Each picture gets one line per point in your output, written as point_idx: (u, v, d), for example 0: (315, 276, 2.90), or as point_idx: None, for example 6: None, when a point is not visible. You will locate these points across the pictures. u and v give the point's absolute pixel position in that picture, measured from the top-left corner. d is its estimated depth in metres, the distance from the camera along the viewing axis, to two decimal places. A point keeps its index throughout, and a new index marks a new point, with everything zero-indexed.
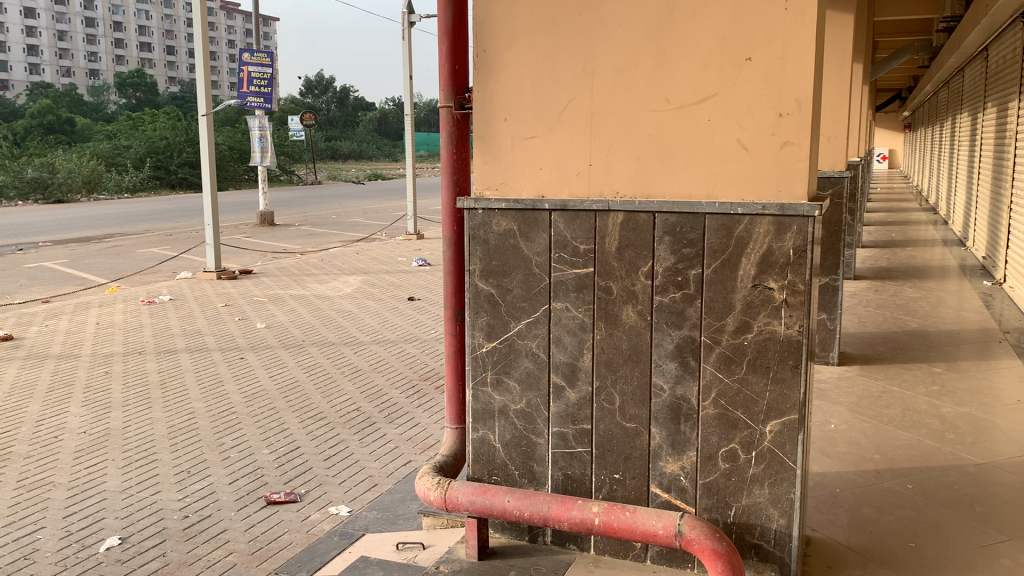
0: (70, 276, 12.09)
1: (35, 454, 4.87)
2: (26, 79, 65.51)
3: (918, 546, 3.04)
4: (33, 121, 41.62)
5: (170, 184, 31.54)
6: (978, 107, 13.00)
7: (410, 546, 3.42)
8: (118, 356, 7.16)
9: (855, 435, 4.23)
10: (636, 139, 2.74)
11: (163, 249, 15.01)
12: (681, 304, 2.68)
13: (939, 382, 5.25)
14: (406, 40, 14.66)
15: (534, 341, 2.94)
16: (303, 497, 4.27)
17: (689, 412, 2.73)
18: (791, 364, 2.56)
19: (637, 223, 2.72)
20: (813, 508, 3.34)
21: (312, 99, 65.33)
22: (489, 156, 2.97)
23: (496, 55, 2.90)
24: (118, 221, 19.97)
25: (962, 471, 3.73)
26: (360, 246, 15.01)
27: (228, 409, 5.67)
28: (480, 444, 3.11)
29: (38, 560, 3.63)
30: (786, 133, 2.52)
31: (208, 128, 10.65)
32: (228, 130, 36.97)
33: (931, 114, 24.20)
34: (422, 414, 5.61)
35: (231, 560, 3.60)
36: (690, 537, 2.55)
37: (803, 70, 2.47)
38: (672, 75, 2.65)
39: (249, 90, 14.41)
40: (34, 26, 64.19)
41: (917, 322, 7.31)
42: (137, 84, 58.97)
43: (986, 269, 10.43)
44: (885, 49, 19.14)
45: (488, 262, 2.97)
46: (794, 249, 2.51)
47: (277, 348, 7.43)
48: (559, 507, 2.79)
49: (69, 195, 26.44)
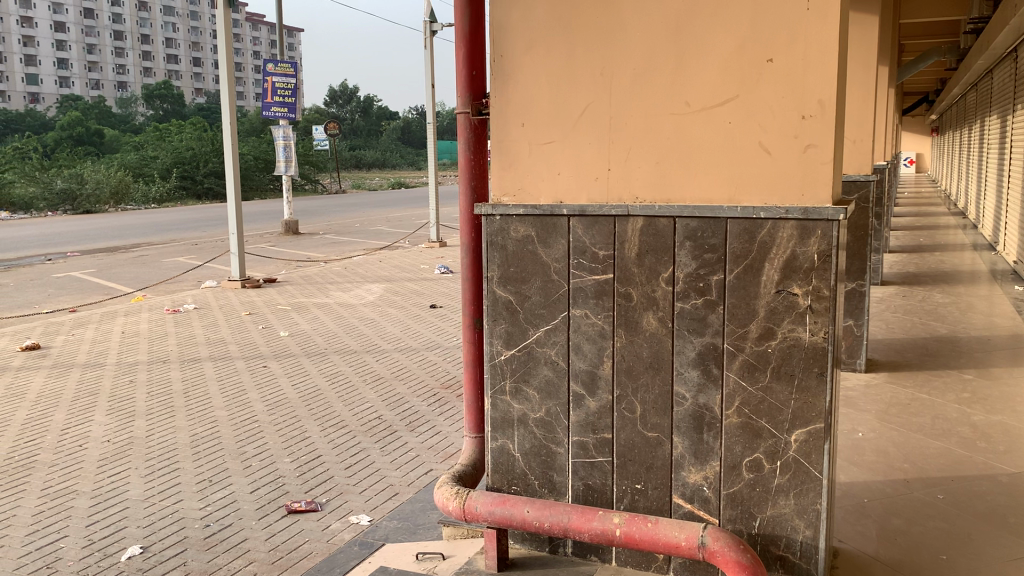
0: (97, 285, 12.26)
1: (60, 463, 4.91)
2: (56, 92, 66.75)
3: (949, 558, 2.95)
4: (63, 133, 42.60)
5: (196, 194, 31.95)
6: (1008, 110, 12.75)
7: (430, 556, 3.39)
8: (142, 364, 7.23)
9: (883, 444, 4.13)
10: (657, 144, 2.69)
11: (188, 259, 15.15)
12: (702, 310, 2.63)
13: (970, 389, 5.12)
14: (428, 49, 14.76)
15: (553, 349, 2.90)
16: (324, 506, 4.25)
17: (712, 421, 2.68)
18: (817, 371, 2.50)
19: (658, 228, 2.67)
20: (841, 519, 3.26)
21: (335, 108, 66.01)
22: (507, 163, 2.95)
23: (513, 61, 2.88)
24: (146, 231, 20.24)
25: (995, 481, 3.62)
26: (382, 255, 15.05)
27: (250, 418, 5.69)
28: (499, 454, 3.08)
29: (60, 568, 3.64)
30: (809, 136, 2.47)
31: (231, 138, 10.69)
32: (253, 140, 37.41)
33: (959, 116, 23.79)
34: (443, 422, 5.59)
35: (252, 569, 3.60)
36: (713, 549, 2.49)
37: (825, 70, 2.42)
38: (690, 78, 2.61)
39: (274, 100, 14.57)
40: (64, 41, 65.85)
41: (946, 328, 7.16)
42: (164, 96, 60.01)
43: (1018, 274, 10.21)
44: (911, 52, 18.90)
45: (506, 269, 2.94)
46: (818, 254, 2.45)
47: (299, 356, 7.45)
48: (579, 518, 2.73)
49: (97, 206, 26.90)
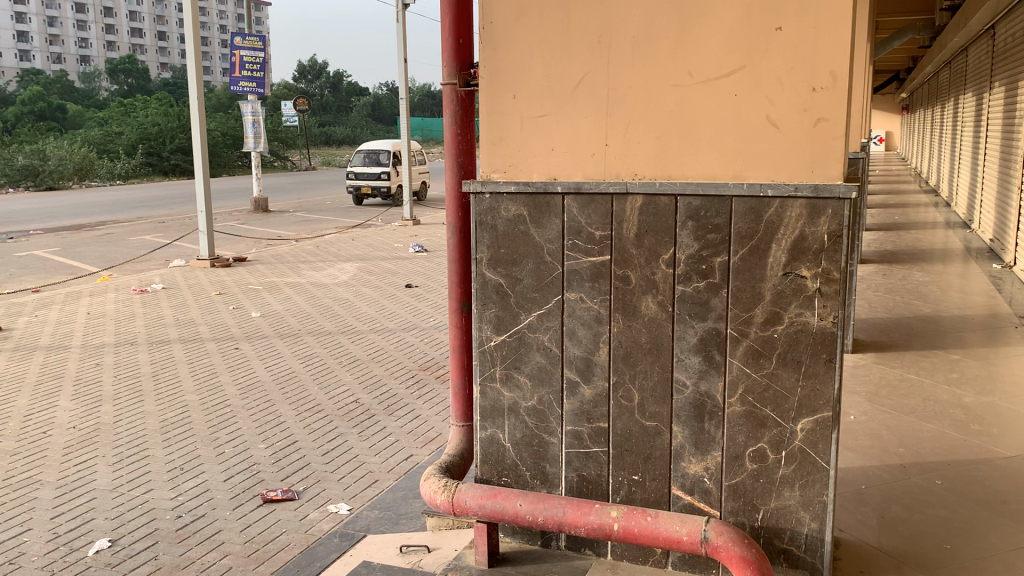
0: (61, 264, 11.86)
1: (22, 452, 4.68)
2: (16, 66, 64.49)
3: (953, 548, 2.88)
4: (24, 108, 41.28)
5: (163, 171, 31.23)
6: (984, 87, 12.71)
7: (414, 549, 3.24)
8: (109, 346, 6.96)
9: (876, 427, 4.07)
10: (657, 118, 2.54)
11: (156, 237, 14.76)
12: (705, 294, 2.50)
13: (957, 369, 5.09)
14: (400, 23, 14.45)
15: (546, 335, 2.75)
16: (301, 495, 4.09)
17: (714, 409, 2.55)
18: (825, 358, 2.38)
19: (658, 207, 2.52)
20: (840, 507, 3.18)
21: (305, 84, 65.01)
22: (497, 137, 2.77)
23: (504, 28, 2.69)
24: (110, 209, 19.70)
25: (992, 465, 3.57)
26: (355, 232, 14.80)
27: (222, 402, 5.49)
28: (488, 444, 2.93)
29: (23, 564, 3.44)
30: (820, 110, 2.33)
31: (199, 112, 10.32)
32: (221, 115, 36.67)
33: (930, 94, 23.92)
34: (422, 406, 5.43)
35: (227, 562, 3.43)
36: (717, 544, 2.37)
37: (838, 39, 2.28)
38: (694, 45, 2.45)
39: (241, 75, 14.15)
40: (23, 13, 63.89)
41: (929, 307, 7.13)
42: (128, 70, 58.68)
43: (993, 252, 10.28)
44: (885, 30, 18.89)
45: (496, 250, 2.78)
46: (828, 234, 2.32)
47: (272, 337, 7.24)
48: (575, 512, 2.60)
49: (60, 182, 26.12)
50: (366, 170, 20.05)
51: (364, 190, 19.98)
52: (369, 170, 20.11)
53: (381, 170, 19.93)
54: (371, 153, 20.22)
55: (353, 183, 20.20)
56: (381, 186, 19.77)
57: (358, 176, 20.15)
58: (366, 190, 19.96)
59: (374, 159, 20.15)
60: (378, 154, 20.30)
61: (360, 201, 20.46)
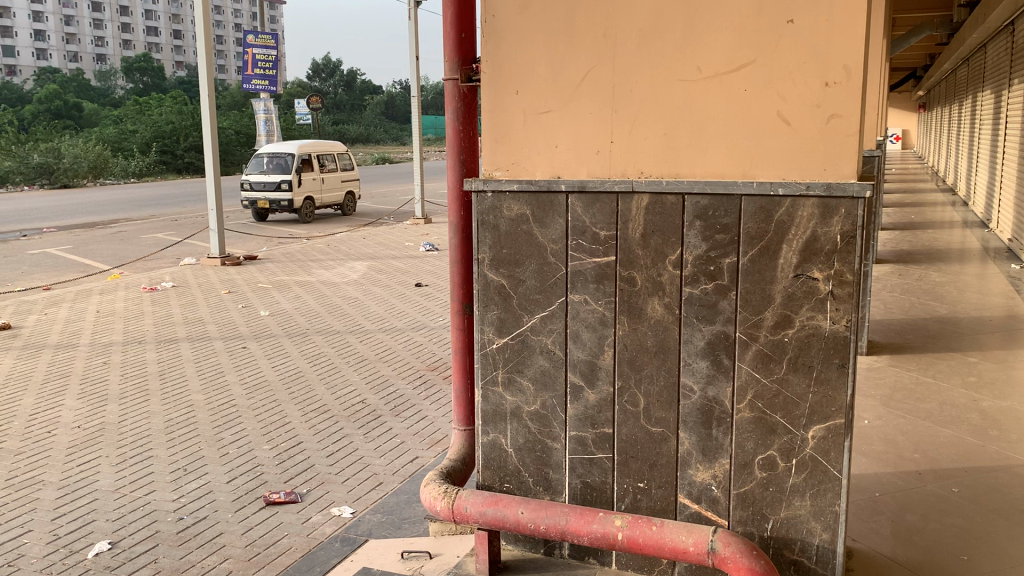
0: (73, 262, 11.90)
1: (25, 451, 4.65)
2: (33, 64, 64.93)
3: (970, 559, 2.78)
4: (40, 106, 41.64)
5: (177, 169, 31.34)
6: (1003, 84, 12.53)
7: (415, 555, 3.18)
8: (116, 345, 6.95)
9: (890, 432, 3.96)
10: (664, 113, 2.45)
11: (168, 235, 14.79)
12: (713, 296, 2.42)
13: (976, 373, 4.96)
14: (412, 20, 14.41)
15: (549, 337, 2.68)
16: (304, 497, 4.03)
17: (722, 416, 2.47)
18: (837, 363, 2.29)
19: (665, 206, 2.44)
20: (853, 515, 3.09)
21: (318, 82, 65.15)
22: (499, 134, 2.69)
23: (508, 22, 2.61)
24: (125, 207, 19.80)
25: (1011, 473, 3.45)
26: (366, 231, 14.78)
27: (228, 401, 5.46)
28: (491, 449, 2.86)
29: (22, 567, 3.40)
30: (833, 106, 2.24)
31: (210, 110, 10.29)
32: (236, 114, 36.78)
33: (948, 91, 23.66)
34: (429, 407, 5.36)
35: (227, 566, 3.38)
36: (724, 555, 2.29)
37: (851, 31, 2.19)
38: (702, 39, 2.36)
39: (254, 73, 14.12)
40: (40, 12, 64.39)
41: (946, 309, 7.00)
42: (143, 69, 59.05)
43: (1012, 251, 10.11)
44: (902, 27, 18.68)
45: (498, 251, 2.70)
46: (842, 235, 2.23)
47: (280, 336, 7.21)
48: (578, 520, 2.52)
49: (75, 180, 26.29)
50: (264, 179, 15.83)
51: (262, 205, 15.85)
52: (267, 179, 15.96)
53: (280, 181, 15.76)
54: (273, 157, 15.95)
55: (249, 195, 16.11)
56: (280, 202, 15.60)
57: (255, 186, 16.05)
58: (263, 204, 15.80)
59: (275, 165, 15.96)
60: (281, 158, 16.07)
61: (262, 217, 16.47)
